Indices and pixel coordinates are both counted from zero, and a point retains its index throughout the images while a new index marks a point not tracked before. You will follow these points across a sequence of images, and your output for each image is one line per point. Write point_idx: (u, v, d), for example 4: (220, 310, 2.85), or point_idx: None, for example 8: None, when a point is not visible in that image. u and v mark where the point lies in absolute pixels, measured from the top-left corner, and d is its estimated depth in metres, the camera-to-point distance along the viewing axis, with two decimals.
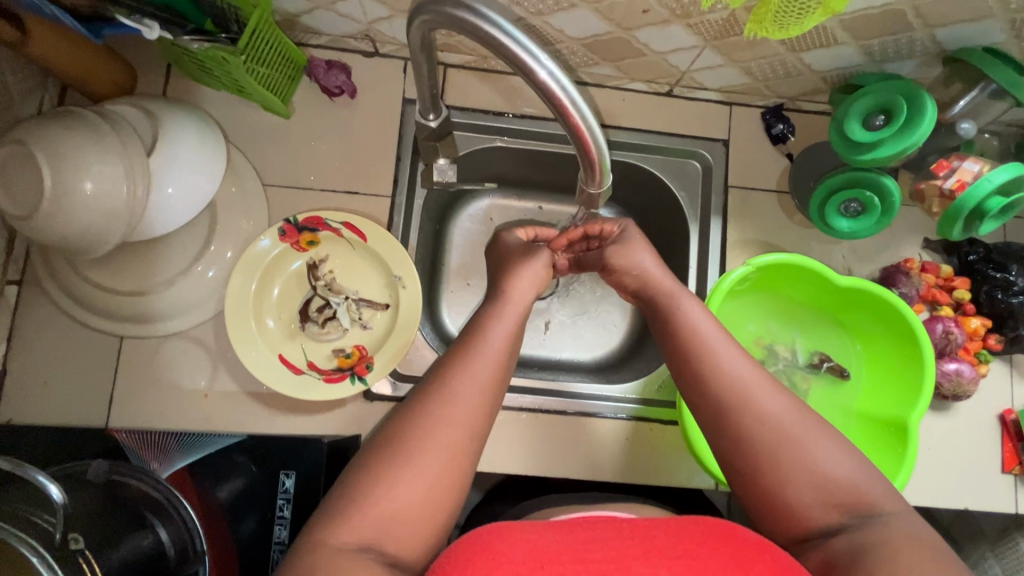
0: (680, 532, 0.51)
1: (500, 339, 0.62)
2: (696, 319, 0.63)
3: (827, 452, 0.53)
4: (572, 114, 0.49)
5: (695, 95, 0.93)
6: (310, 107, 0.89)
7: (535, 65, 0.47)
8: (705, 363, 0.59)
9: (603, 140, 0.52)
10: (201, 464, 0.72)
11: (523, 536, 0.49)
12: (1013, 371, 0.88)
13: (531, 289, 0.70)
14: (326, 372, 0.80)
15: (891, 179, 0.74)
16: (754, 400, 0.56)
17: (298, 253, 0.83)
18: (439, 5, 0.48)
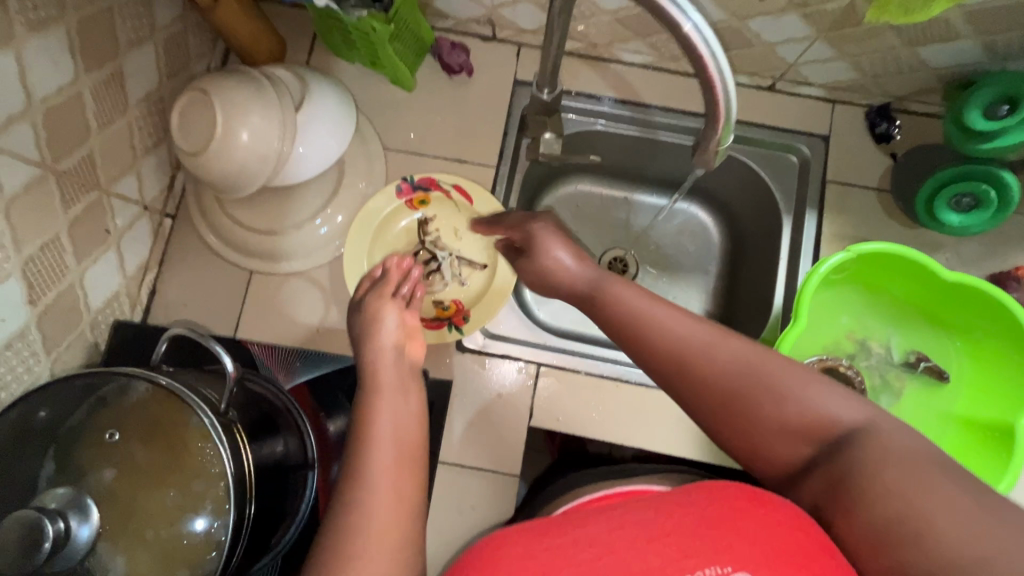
0: (674, 509, 0.45)
1: (388, 421, 0.53)
2: (628, 295, 0.56)
3: (802, 389, 0.47)
4: (710, 67, 0.53)
5: (798, 91, 0.95)
6: (431, 83, 0.97)
7: (681, 17, 0.51)
8: (644, 336, 0.53)
9: (733, 96, 0.56)
10: (315, 383, 0.84)
11: (514, 553, 0.43)
12: None
13: (395, 362, 0.60)
14: (428, 319, 0.87)
15: (1010, 173, 0.73)
16: (710, 357, 0.50)
17: (410, 211, 0.92)
18: None
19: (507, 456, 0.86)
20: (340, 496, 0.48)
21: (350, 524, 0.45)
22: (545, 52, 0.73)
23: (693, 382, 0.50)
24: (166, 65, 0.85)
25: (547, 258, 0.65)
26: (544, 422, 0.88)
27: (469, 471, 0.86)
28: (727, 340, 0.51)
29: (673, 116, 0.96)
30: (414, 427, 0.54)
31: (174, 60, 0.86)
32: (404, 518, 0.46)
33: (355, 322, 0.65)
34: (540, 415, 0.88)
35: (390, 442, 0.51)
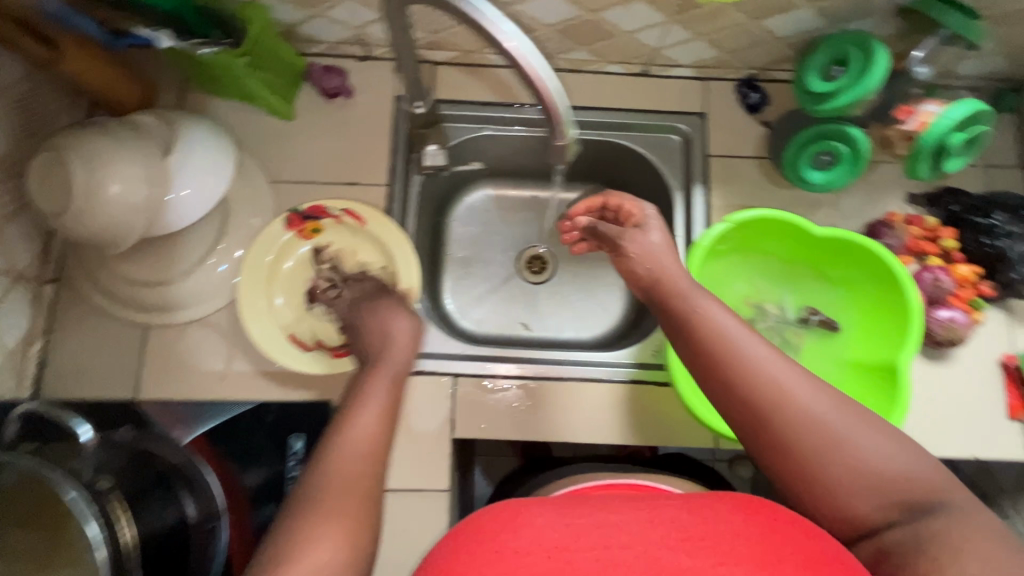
0: (706, 512, 0.48)
1: (369, 422, 0.59)
2: (720, 320, 0.58)
3: (868, 439, 0.50)
4: (532, 76, 0.56)
5: (670, 73, 0.98)
6: (310, 109, 0.96)
7: (495, 30, 0.54)
8: (737, 367, 0.55)
9: (568, 106, 0.58)
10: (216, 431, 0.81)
11: (530, 518, 0.48)
12: (1010, 317, 0.91)
13: (389, 377, 0.65)
14: (332, 347, 0.85)
15: (856, 128, 0.77)
16: (798, 402, 0.52)
17: (303, 241, 0.90)
18: None
19: (437, 470, 0.86)
20: (306, 485, 0.54)
21: (303, 511, 0.51)
22: (400, 68, 0.74)
23: (779, 420, 0.52)
24: (19, 125, 0.81)
25: (648, 257, 0.70)
26: (469, 432, 0.87)
27: (399, 493, 0.85)
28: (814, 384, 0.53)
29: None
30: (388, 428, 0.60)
31: (28, 119, 0.83)
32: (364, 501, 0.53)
33: (364, 325, 0.74)
34: (464, 427, 0.88)
35: (366, 439, 0.57)
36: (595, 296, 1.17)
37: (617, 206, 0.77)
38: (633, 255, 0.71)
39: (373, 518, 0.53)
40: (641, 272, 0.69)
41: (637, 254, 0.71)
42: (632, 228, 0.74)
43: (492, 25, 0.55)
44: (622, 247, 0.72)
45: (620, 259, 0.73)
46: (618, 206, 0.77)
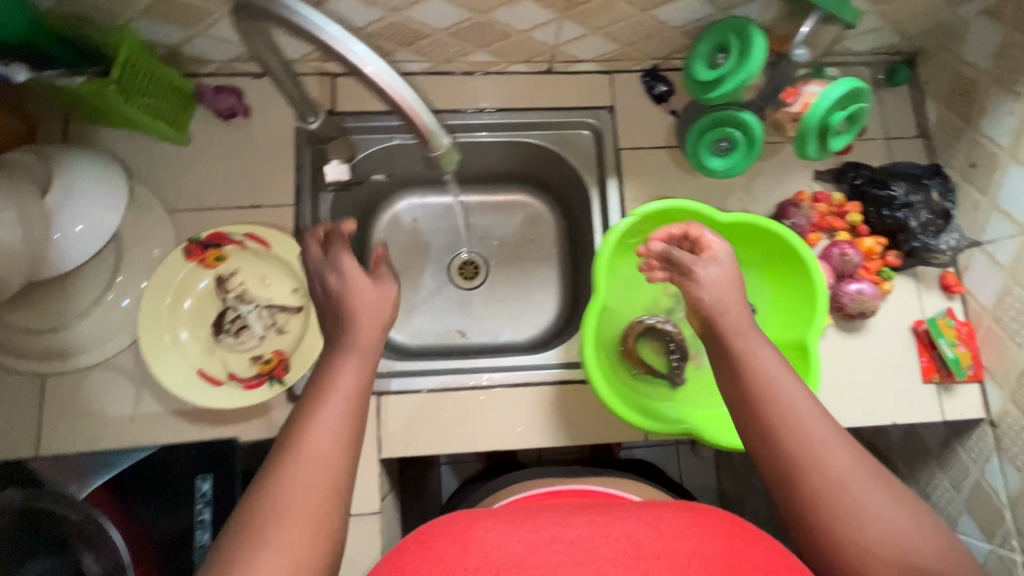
0: (663, 528, 0.49)
1: (329, 430, 0.53)
2: (773, 368, 0.57)
3: (893, 512, 0.50)
4: (391, 95, 0.56)
5: (575, 69, 0.97)
6: (205, 131, 0.91)
7: (346, 51, 0.54)
8: (771, 409, 0.55)
9: (432, 118, 0.59)
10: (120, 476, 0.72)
11: (483, 537, 0.48)
12: (919, 284, 0.93)
13: (354, 376, 0.58)
14: (244, 379, 0.82)
15: (748, 113, 0.78)
16: (833, 466, 0.51)
17: (206, 270, 0.86)
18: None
19: (365, 493, 0.84)
20: (252, 501, 0.49)
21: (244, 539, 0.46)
22: (279, 84, 0.72)
23: (802, 470, 0.52)
24: None
25: (711, 288, 0.64)
26: (396, 449, 0.85)
27: None
28: (849, 450, 0.52)
29: (484, 116, 0.97)
30: (352, 434, 0.54)
31: None
32: (325, 526, 0.48)
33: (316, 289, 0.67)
34: (392, 445, 0.86)
35: (325, 447, 0.52)
36: (530, 297, 1.15)
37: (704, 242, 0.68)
38: (702, 284, 0.64)
39: (328, 540, 0.49)
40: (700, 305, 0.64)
41: (709, 283, 0.64)
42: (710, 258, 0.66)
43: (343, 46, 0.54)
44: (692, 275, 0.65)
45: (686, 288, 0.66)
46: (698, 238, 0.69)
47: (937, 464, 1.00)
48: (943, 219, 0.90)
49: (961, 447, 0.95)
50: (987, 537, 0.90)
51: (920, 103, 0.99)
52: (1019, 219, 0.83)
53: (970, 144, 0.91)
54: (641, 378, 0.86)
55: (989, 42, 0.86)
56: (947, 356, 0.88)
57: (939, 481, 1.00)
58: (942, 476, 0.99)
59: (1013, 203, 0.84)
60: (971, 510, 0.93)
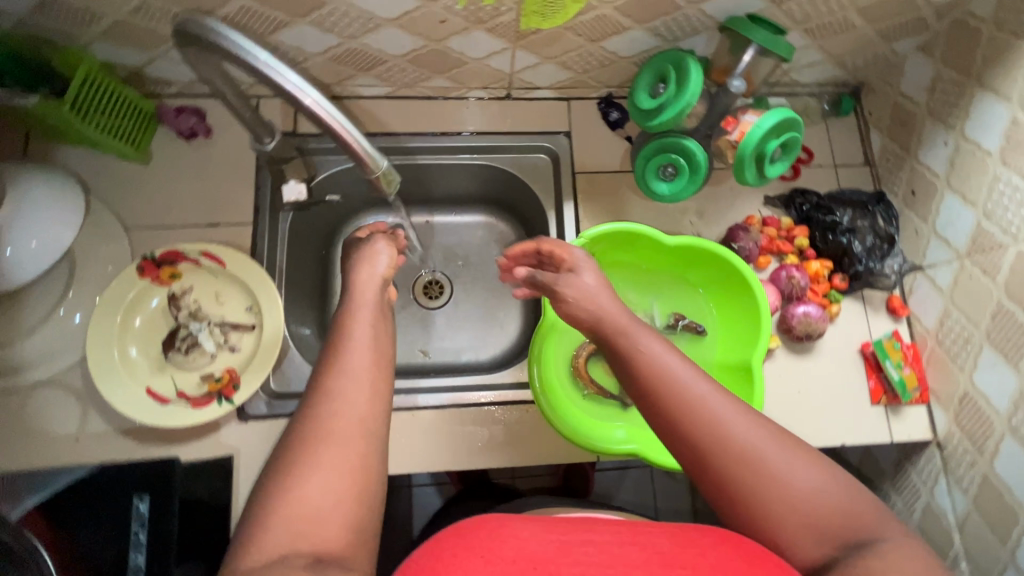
0: (682, 538, 0.51)
1: (362, 340, 0.60)
2: (661, 361, 0.57)
3: (795, 469, 0.51)
4: (327, 121, 0.59)
5: (532, 95, 1.01)
6: (167, 151, 0.93)
7: (280, 78, 0.55)
8: (672, 399, 0.55)
9: (369, 144, 0.62)
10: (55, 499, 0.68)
11: (515, 531, 0.50)
12: (867, 306, 0.95)
13: (369, 326, 0.63)
14: (194, 398, 0.81)
15: (691, 140, 0.81)
16: (736, 440, 0.52)
17: (159, 287, 0.86)
18: (193, 27, 0.56)
19: None
20: (299, 428, 0.53)
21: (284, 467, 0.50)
22: (234, 108, 0.74)
23: (706, 450, 0.52)
24: None
25: (585, 297, 0.67)
26: None
27: None
28: (753, 425, 0.53)
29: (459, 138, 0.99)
30: (383, 346, 0.62)
31: None
32: (362, 447, 0.52)
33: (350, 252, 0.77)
34: None
35: (363, 352, 0.59)
36: (494, 317, 1.16)
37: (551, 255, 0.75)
38: (568, 297, 0.68)
39: (378, 437, 0.54)
40: (581, 313, 0.66)
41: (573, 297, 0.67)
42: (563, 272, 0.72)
43: (280, 74, 0.56)
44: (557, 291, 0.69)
45: (557, 302, 0.69)
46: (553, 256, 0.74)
47: (891, 485, 1.01)
48: (886, 243, 0.95)
49: (913, 468, 0.97)
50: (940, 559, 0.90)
51: (865, 133, 1.03)
52: (956, 244, 0.86)
53: (912, 173, 0.94)
54: (591, 399, 0.87)
55: (924, 77, 0.90)
56: (893, 378, 0.89)
57: (895, 504, 1.00)
58: (897, 498, 1.00)
59: (950, 229, 0.87)
60: (924, 532, 0.93)
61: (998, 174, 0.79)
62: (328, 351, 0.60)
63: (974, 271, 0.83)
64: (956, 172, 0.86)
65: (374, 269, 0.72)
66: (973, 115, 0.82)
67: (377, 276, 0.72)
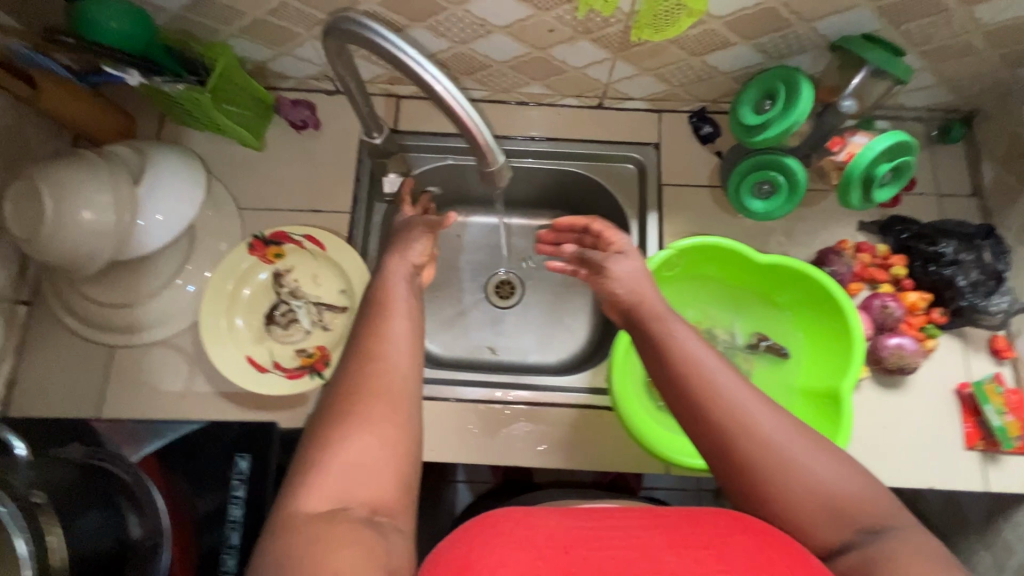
0: (707, 522, 0.50)
1: (401, 315, 0.64)
2: (692, 348, 0.59)
3: (817, 459, 0.52)
4: (456, 109, 0.62)
5: (624, 106, 1.02)
6: (279, 140, 1.01)
7: (419, 69, 0.60)
8: (701, 386, 0.56)
9: (490, 135, 0.65)
10: (167, 448, 0.75)
11: (540, 519, 0.51)
12: (966, 345, 0.90)
13: (405, 298, 0.67)
14: (289, 369, 0.87)
15: (793, 159, 0.79)
16: (761, 426, 0.53)
17: (265, 265, 0.93)
18: (346, 22, 0.61)
19: None
20: (338, 387, 0.56)
21: (337, 421, 0.53)
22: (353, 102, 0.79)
23: (731, 435, 0.53)
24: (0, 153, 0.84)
25: (625, 277, 0.71)
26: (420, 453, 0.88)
27: None
28: (774, 412, 0.54)
29: (550, 143, 1.02)
30: (417, 320, 0.65)
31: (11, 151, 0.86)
32: (406, 408, 0.55)
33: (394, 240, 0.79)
34: None
35: (404, 327, 0.62)
36: (562, 321, 1.18)
37: (603, 234, 0.76)
38: (614, 275, 0.71)
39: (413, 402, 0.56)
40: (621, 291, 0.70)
41: (622, 277, 0.70)
42: (614, 253, 0.74)
43: (418, 65, 0.60)
44: (602, 269, 0.73)
45: (601, 277, 0.73)
46: (606, 238, 0.76)
47: (978, 538, 0.95)
48: (993, 279, 0.88)
49: (1006, 523, 0.90)
50: None
51: (976, 163, 0.98)
52: None
53: None
54: (664, 412, 0.87)
55: None
56: (993, 423, 0.84)
57: (981, 558, 0.94)
58: (983, 552, 0.94)
59: None
60: None
61: None
62: (370, 316, 0.64)
63: None
64: None
65: (405, 254, 0.75)
66: None
67: (408, 262, 0.74)
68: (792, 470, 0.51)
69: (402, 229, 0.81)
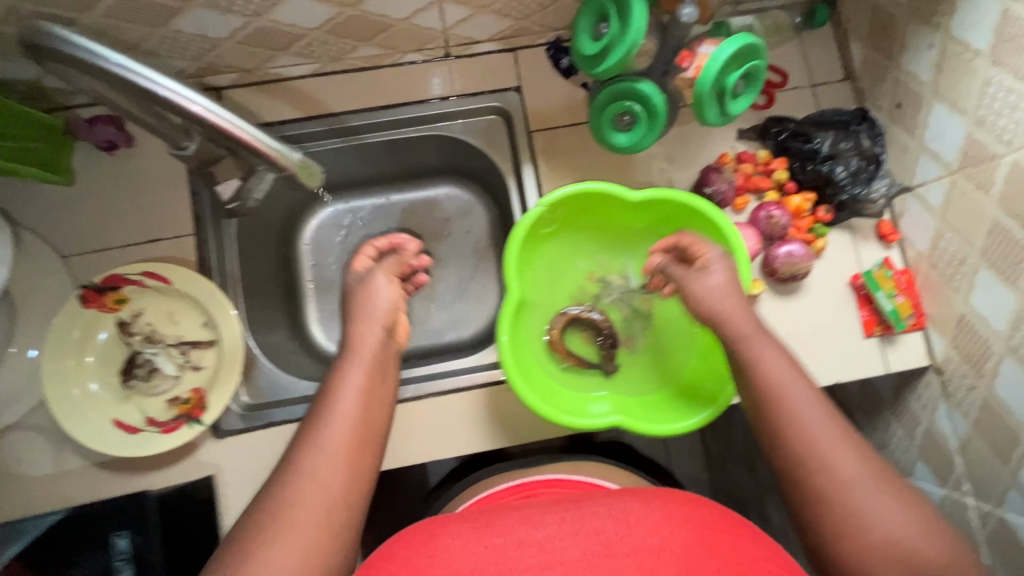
0: (630, 517, 0.49)
1: (350, 402, 0.63)
2: (778, 374, 0.61)
3: (889, 506, 0.53)
4: (221, 123, 0.58)
5: (473, 51, 0.92)
6: (90, 166, 0.86)
7: (155, 87, 0.54)
8: (784, 415, 0.59)
9: (277, 143, 0.62)
10: (30, 547, 0.73)
11: (447, 544, 0.49)
12: (855, 236, 0.90)
13: (359, 387, 0.65)
14: (165, 423, 0.79)
15: (646, 83, 0.72)
16: (841, 467, 0.55)
17: (108, 314, 0.82)
18: (34, 35, 0.52)
19: None
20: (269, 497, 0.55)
21: (254, 529, 0.51)
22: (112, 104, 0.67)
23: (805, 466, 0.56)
24: None
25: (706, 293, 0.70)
26: None
27: None
28: (851, 450, 0.56)
29: (398, 109, 0.91)
30: (377, 411, 0.64)
31: None
32: (336, 510, 0.54)
33: (348, 294, 0.79)
34: None
35: (350, 417, 0.61)
36: (471, 291, 1.11)
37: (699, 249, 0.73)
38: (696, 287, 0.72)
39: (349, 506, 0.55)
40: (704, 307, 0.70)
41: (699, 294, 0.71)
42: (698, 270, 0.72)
43: (150, 81, 0.54)
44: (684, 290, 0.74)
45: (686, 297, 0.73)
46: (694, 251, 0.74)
47: (891, 414, 0.99)
48: (872, 162, 0.87)
49: (911, 396, 0.94)
50: (940, 482, 0.89)
51: (844, 44, 0.93)
52: (948, 160, 0.79)
53: (896, 84, 0.85)
54: (571, 373, 0.83)
55: None
56: (886, 309, 0.85)
57: (895, 431, 0.98)
58: (897, 425, 0.98)
59: (940, 143, 0.80)
60: (925, 457, 0.92)
61: (989, 77, 0.70)
62: (318, 405, 0.63)
63: (967, 186, 0.76)
64: (943, 79, 0.77)
65: (372, 310, 0.74)
66: (959, 10, 0.73)
67: (376, 322, 0.73)
68: (855, 509, 0.53)
69: (354, 286, 0.79)
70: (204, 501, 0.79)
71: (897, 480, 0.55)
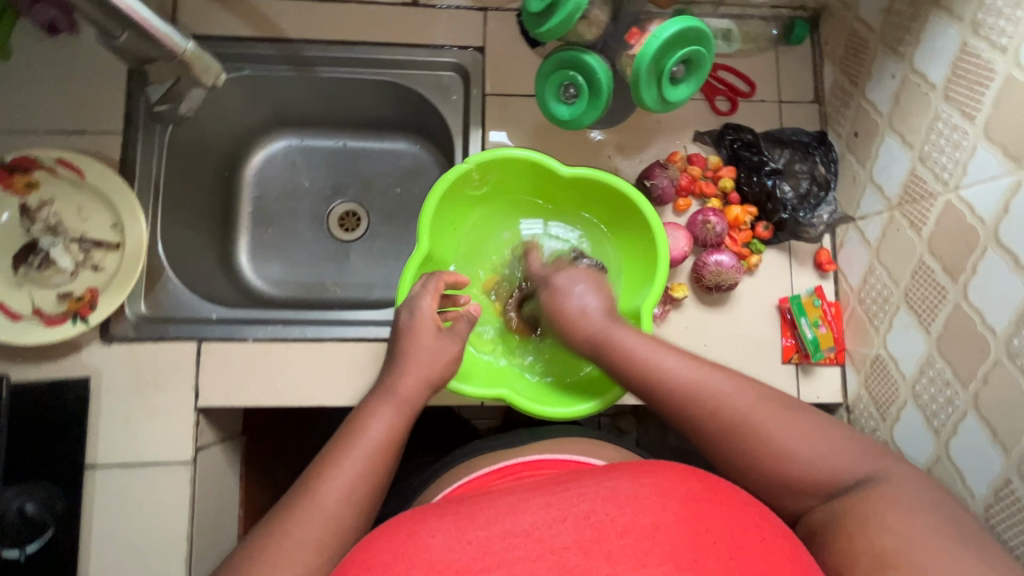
0: (622, 499, 0.45)
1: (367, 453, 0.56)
2: (632, 343, 0.63)
3: (784, 425, 0.54)
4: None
5: (441, 3, 0.90)
6: (29, 46, 0.84)
7: None
8: (655, 382, 0.60)
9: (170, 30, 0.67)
10: None
11: (426, 541, 0.43)
12: (792, 260, 0.88)
13: (385, 433, 0.58)
14: (50, 316, 0.77)
15: (593, 56, 0.71)
16: (725, 408, 0.56)
17: (13, 196, 0.79)
18: None
19: (174, 442, 0.79)
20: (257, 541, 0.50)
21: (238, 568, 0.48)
22: None
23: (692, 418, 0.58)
24: None
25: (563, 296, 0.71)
26: (213, 399, 0.80)
27: (124, 467, 0.77)
28: (735, 387, 0.57)
29: (358, 48, 0.90)
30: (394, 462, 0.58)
31: None
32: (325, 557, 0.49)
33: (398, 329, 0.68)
34: (209, 392, 0.80)
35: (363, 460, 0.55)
36: (409, 250, 1.07)
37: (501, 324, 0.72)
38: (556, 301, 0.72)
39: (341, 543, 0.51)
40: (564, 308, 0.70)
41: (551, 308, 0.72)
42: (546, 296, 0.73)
43: None
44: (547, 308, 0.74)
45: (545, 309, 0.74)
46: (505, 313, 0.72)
47: None
48: (822, 189, 0.86)
49: None
50: None
51: (817, 65, 0.92)
52: (889, 194, 0.77)
53: (857, 110, 0.83)
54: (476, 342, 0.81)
55: None
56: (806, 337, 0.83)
57: None
58: None
59: (885, 176, 0.78)
60: None
61: (939, 113, 0.69)
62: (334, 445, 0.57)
63: (901, 223, 0.75)
64: (898, 110, 0.75)
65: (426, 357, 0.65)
66: (923, 40, 0.71)
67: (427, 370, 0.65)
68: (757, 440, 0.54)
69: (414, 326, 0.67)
70: (77, 402, 0.77)
71: (780, 400, 0.56)
